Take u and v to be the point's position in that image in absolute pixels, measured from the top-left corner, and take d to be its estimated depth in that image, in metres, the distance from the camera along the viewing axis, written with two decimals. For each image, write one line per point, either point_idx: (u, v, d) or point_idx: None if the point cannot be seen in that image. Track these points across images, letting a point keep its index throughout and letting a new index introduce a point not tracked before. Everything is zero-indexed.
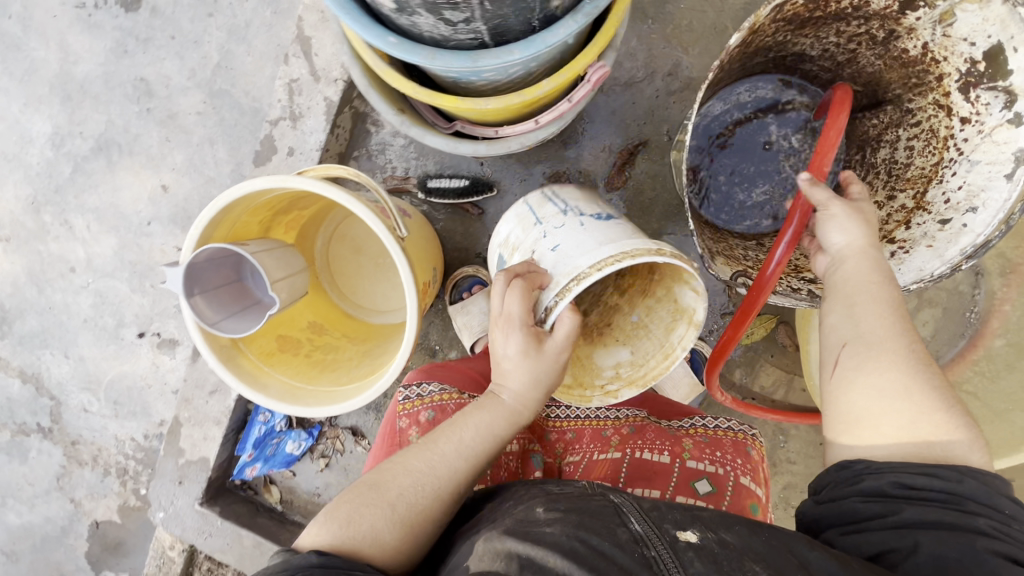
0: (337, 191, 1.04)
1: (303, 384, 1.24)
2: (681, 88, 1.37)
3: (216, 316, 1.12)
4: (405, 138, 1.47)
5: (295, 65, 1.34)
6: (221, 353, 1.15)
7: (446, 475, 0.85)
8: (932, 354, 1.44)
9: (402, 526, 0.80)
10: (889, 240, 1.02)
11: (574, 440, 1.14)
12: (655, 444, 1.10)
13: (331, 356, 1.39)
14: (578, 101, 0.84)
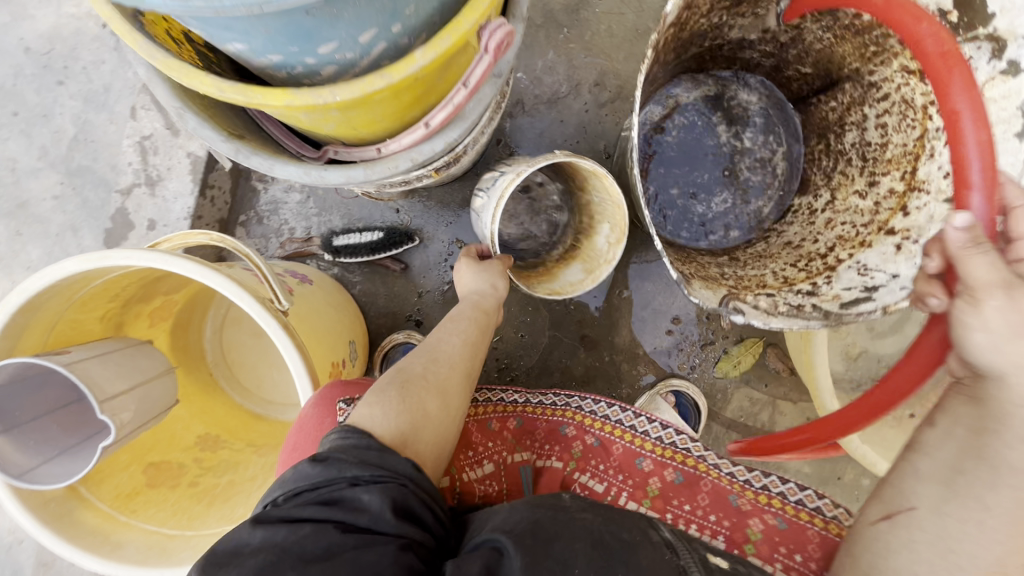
0: (179, 260, 0.75)
1: (178, 531, 0.91)
2: (611, 98, 1.21)
3: (30, 461, 0.80)
4: (301, 192, 1.23)
5: (146, 118, 1.09)
6: (45, 513, 0.81)
7: (458, 351, 0.91)
8: None
9: (439, 396, 0.84)
10: (886, 231, 0.86)
11: (597, 455, 0.94)
12: (706, 514, 0.88)
13: (226, 479, 1.06)
14: (479, 87, 0.55)
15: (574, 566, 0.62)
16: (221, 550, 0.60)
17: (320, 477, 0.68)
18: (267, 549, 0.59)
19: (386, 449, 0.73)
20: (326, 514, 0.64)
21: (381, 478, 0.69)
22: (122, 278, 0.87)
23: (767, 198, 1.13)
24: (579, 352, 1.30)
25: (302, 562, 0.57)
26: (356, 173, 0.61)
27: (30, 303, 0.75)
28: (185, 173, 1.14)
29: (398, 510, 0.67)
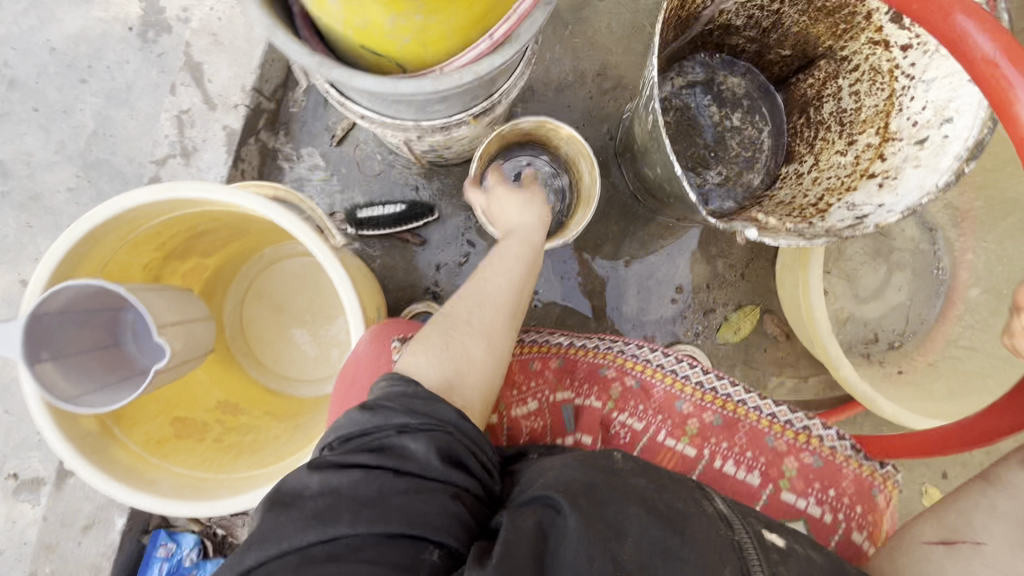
0: (242, 195, 0.80)
1: (209, 475, 0.91)
2: (613, 87, 1.34)
3: (74, 389, 0.81)
4: (325, 170, 1.30)
5: (184, 94, 1.15)
6: (83, 444, 0.82)
7: (507, 293, 0.87)
8: (917, 318, 1.39)
9: (485, 342, 0.83)
10: (869, 175, 0.99)
11: (637, 396, 0.98)
12: (744, 451, 0.94)
13: (249, 438, 1.05)
14: None
15: (629, 532, 0.64)
16: (280, 488, 0.65)
17: (370, 422, 0.70)
18: (324, 494, 0.64)
19: (433, 397, 0.74)
20: (377, 460, 0.67)
21: (429, 426, 0.71)
22: (173, 223, 0.91)
23: (756, 171, 1.26)
24: (590, 322, 1.37)
25: (357, 505, 0.62)
26: (428, 84, 0.67)
27: (93, 233, 0.79)
28: (220, 144, 1.16)
29: (445, 457, 0.69)
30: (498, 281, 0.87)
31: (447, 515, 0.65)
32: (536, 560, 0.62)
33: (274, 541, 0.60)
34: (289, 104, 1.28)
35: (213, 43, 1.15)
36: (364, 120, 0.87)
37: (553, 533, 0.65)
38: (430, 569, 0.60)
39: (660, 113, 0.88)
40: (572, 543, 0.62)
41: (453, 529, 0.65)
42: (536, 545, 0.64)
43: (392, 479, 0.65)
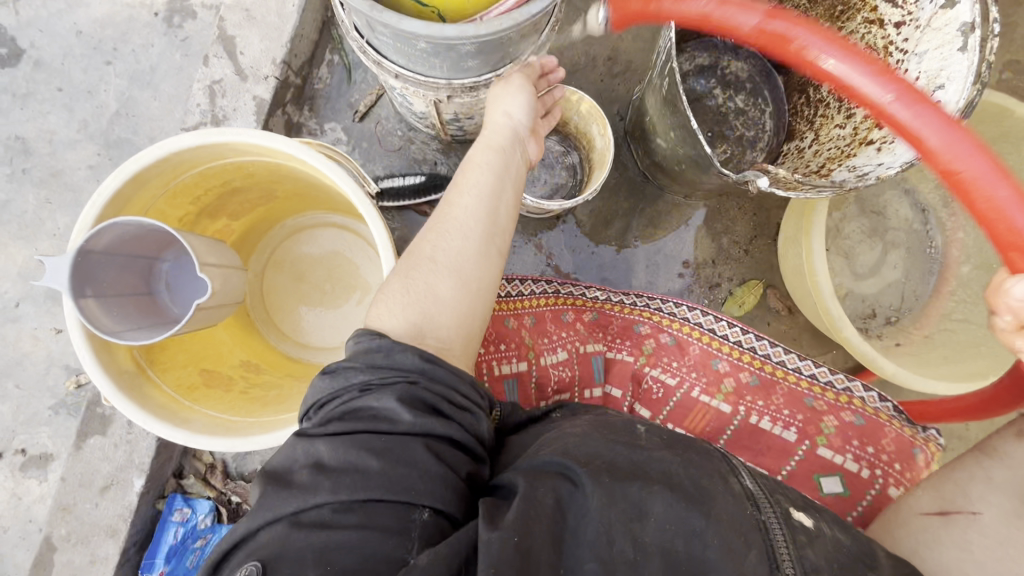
0: (285, 140, 0.84)
1: (238, 418, 0.93)
2: (623, 71, 1.42)
3: (117, 325, 0.83)
4: (348, 145, 1.35)
5: (217, 65, 1.20)
6: (121, 380, 0.84)
7: (470, 216, 0.87)
8: (912, 295, 1.45)
9: (453, 276, 0.85)
10: (868, 142, 1.05)
11: (671, 353, 1.15)
12: (780, 409, 1.10)
13: (273, 392, 1.07)
14: None
15: (652, 512, 0.71)
16: (271, 467, 0.72)
17: (334, 388, 0.77)
18: (308, 465, 0.70)
19: (390, 348, 0.78)
20: (348, 425, 0.73)
21: (391, 380, 0.76)
22: (211, 175, 0.95)
23: (759, 149, 1.33)
24: None
25: (336, 473, 0.68)
26: (470, 30, 0.72)
27: (141, 173, 0.83)
28: (250, 113, 1.21)
29: (413, 405, 0.74)
30: (460, 211, 0.88)
31: (428, 475, 0.71)
32: (554, 533, 0.69)
33: (266, 509, 0.67)
34: (314, 81, 1.34)
35: (246, 18, 1.20)
36: (399, 81, 0.93)
37: (571, 507, 0.72)
38: (421, 528, 0.67)
39: (678, 75, 0.97)
40: (593, 521, 0.69)
41: (438, 489, 0.70)
42: (557, 518, 0.70)
43: (367, 438, 0.71)
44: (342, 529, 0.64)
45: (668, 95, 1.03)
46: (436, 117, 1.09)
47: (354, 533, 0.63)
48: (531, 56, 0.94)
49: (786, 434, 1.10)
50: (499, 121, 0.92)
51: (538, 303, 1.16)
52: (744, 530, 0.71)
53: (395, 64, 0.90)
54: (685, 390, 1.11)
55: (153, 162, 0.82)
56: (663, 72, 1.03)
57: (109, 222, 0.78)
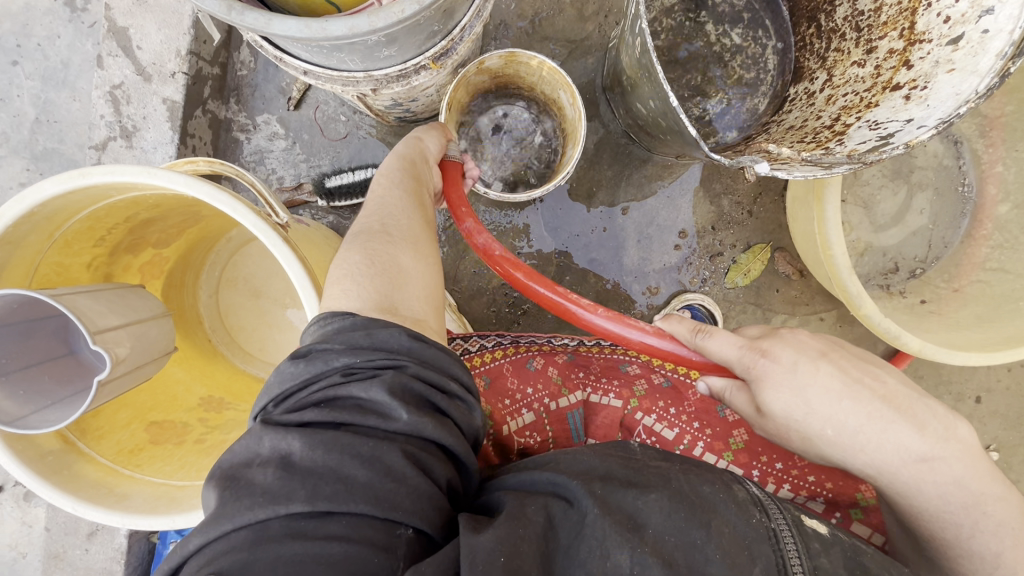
0: (166, 174, 0.73)
1: (186, 483, 0.86)
2: (596, 12, 1.20)
3: (21, 409, 0.78)
4: (286, 138, 1.18)
5: (114, 66, 1.02)
6: (42, 466, 0.78)
7: (405, 202, 0.78)
8: (940, 242, 1.28)
9: (411, 247, 0.74)
10: (892, 88, 0.88)
11: (666, 398, 0.97)
12: (805, 475, 0.89)
13: (233, 435, 0.99)
14: None
15: (648, 523, 0.60)
16: (229, 463, 0.55)
17: (310, 373, 0.60)
18: (273, 462, 0.54)
19: (373, 325, 0.63)
20: (327, 416, 0.57)
21: (378, 364, 0.60)
22: (104, 215, 0.84)
23: (762, 94, 1.13)
24: (589, 277, 1.28)
25: (312, 478, 0.53)
26: (363, 23, 0.57)
27: (6, 235, 0.73)
28: (163, 120, 1.06)
29: (405, 399, 0.59)
30: (390, 200, 0.78)
31: (418, 493, 0.56)
32: (543, 554, 0.56)
33: (223, 519, 0.51)
34: (236, 66, 1.16)
35: (136, 3, 1.02)
36: (308, 77, 0.76)
37: (564, 527, 0.60)
38: (408, 545, 0.53)
39: (649, 33, 0.75)
40: (589, 537, 0.58)
41: (426, 506, 0.56)
42: (547, 538, 0.58)
43: (350, 440, 0.55)
44: (321, 540, 0.50)
45: (642, 56, 0.82)
46: (368, 102, 0.92)
47: (338, 547, 0.50)
48: (466, 27, 0.77)
49: (811, 504, 0.88)
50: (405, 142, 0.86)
51: (495, 358, 1.02)
52: (747, 543, 0.60)
53: (297, 58, 0.73)
54: (685, 446, 0.93)
55: (16, 220, 0.72)
56: (634, 29, 0.83)
57: None
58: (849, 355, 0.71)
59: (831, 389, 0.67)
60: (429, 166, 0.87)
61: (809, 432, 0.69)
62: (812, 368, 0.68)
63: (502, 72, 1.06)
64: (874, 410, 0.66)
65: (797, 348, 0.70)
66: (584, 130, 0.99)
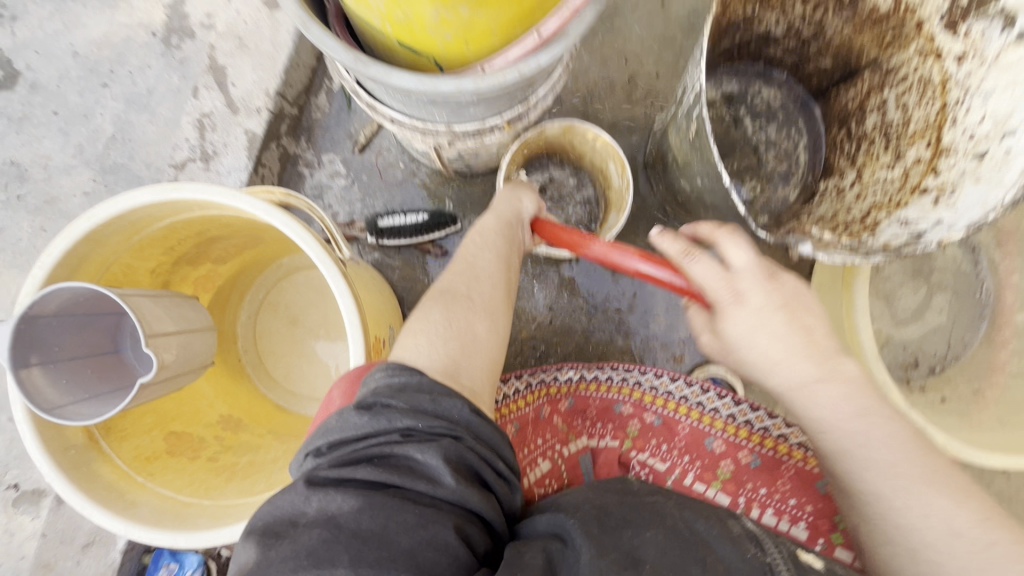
0: (246, 198, 0.79)
1: (193, 500, 0.87)
2: (643, 96, 1.32)
3: (61, 397, 0.80)
4: (346, 177, 1.27)
5: (207, 97, 1.15)
6: (64, 459, 0.80)
7: (495, 269, 0.83)
8: (959, 342, 1.32)
9: (488, 318, 0.78)
10: (920, 191, 0.95)
11: (659, 434, 1.06)
12: (786, 499, 0.99)
13: (247, 458, 1.00)
14: None
15: (645, 559, 0.59)
16: (273, 517, 0.57)
17: (372, 428, 0.61)
18: (319, 523, 0.55)
19: (439, 391, 0.65)
20: (380, 477, 0.58)
21: (438, 431, 0.62)
22: (179, 228, 0.89)
23: (792, 186, 1.21)
24: (615, 339, 1.31)
25: (356, 541, 0.53)
26: (468, 83, 0.64)
27: (93, 232, 0.78)
28: (241, 149, 1.15)
29: (458, 470, 0.61)
30: (479, 262, 0.83)
31: (459, 563, 0.57)
32: None
33: None
34: (312, 110, 1.25)
35: (239, 47, 1.15)
36: (393, 125, 0.85)
37: (564, 569, 0.60)
38: None
39: (707, 117, 0.82)
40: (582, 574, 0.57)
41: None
42: None
43: (403, 507, 0.56)
44: None
45: (695, 140, 0.91)
46: (436, 154, 1.00)
47: None
48: (541, 98, 0.85)
49: (795, 529, 0.97)
50: (506, 198, 0.93)
51: (512, 410, 1.05)
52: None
53: (389, 107, 0.82)
54: (677, 477, 1.02)
55: (107, 221, 0.78)
56: (689, 114, 0.91)
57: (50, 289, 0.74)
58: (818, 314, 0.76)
59: (780, 334, 0.73)
60: (523, 222, 0.92)
61: (745, 359, 0.77)
62: (764, 312, 0.74)
63: (560, 143, 1.16)
64: (824, 357, 0.73)
65: (767, 296, 0.74)
66: (630, 198, 1.06)
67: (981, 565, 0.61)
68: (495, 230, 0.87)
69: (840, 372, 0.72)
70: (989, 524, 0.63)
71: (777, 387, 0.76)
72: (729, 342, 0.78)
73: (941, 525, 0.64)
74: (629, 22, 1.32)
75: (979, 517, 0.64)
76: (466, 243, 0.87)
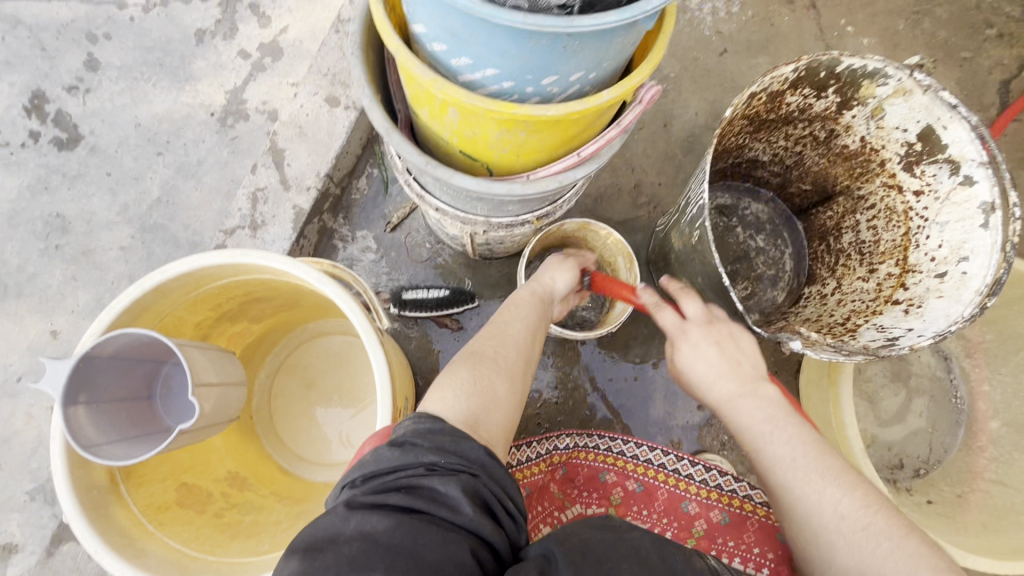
0: (305, 268, 0.86)
1: (199, 554, 0.86)
2: (646, 202, 1.49)
3: (100, 436, 0.81)
4: (376, 253, 1.38)
5: (263, 174, 1.28)
6: (86, 499, 0.79)
7: (522, 337, 0.93)
8: (939, 446, 1.39)
9: (508, 380, 0.86)
10: (893, 302, 1.08)
11: (640, 500, 1.09)
12: (750, 548, 1.00)
13: (251, 517, 0.99)
14: (628, 127, 0.73)
15: None
16: (312, 536, 0.60)
17: (400, 462, 0.67)
18: (357, 538, 0.58)
19: (458, 434, 0.72)
20: (408, 503, 0.63)
21: (456, 466, 0.67)
22: (233, 287, 0.98)
23: (780, 289, 1.35)
24: (616, 421, 1.37)
25: (390, 553, 0.56)
26: (518, 188, 0.77)
27: (162, 284, 0.85)
28: (288, 221, 1.27)
29: (474, 501, 0.65)
30: (507, 335, 0.92)
31: None
32: None
33: None
34: (352, 191, 1.40)
35: (298, 134, 1.30)
36: (438, 212, 0.98)
37: None
38: None
39: (709, 227, 0.96)
40: None
41: None
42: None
43: (426, 526, 0.60)
44: None
45: (696, 244, 1.04)
46: (467, 240, 1.13)
47: None
48: (568, 200, 0.98)
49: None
50: (541, 281, 1.07)
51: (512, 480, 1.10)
52: None
53: (436, 198, 0.94)
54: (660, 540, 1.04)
55: (177, 276, 0.85)
56: (692, 222, 1.04)
57: (117, 333, 0.79)
58: (747, 351, 0.98)
59: (713, 360, 0.97)
60: (554, 300, 1.07)
61: (691, 379, 1.01)
62: (700, 346, 0.98)
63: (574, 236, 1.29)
64: (750, 379, 0.95)
65: (705, 333, 0.99)
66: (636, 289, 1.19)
67: (858, 540, 0.74)
68: (528, 303, 1.01)
69: (760, 392, 0.93)
70: (870, 510, 0.76)
71: (714, 404, 0.97)
72: (684, 362, 1.01)
73: (829, 508, 0.78)
74: (635, 139, 1.52)
75: (861, 504, 0.77)
76: (502, 311, 0.98)
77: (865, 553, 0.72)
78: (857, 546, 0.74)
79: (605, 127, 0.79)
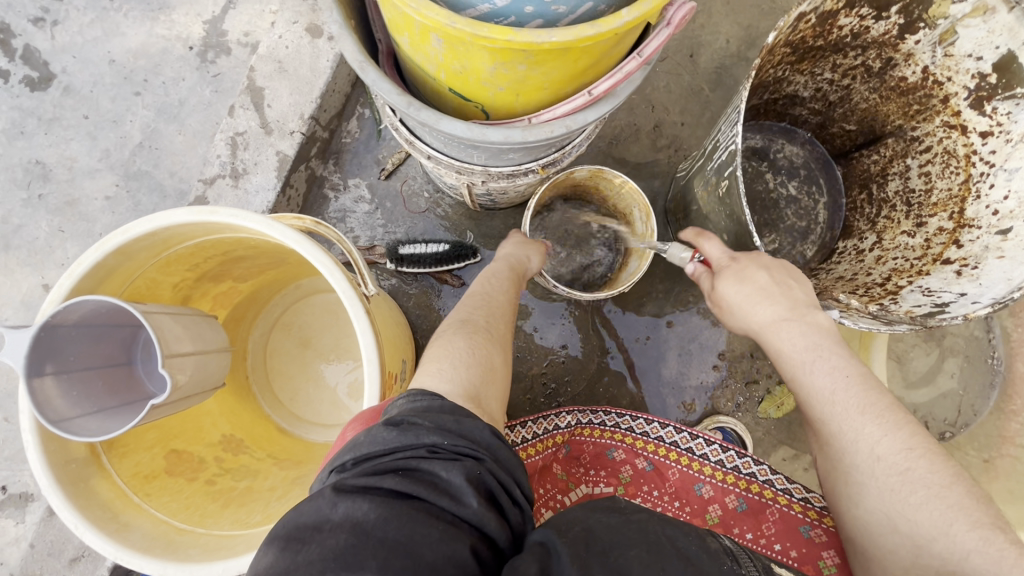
0: (281, 227, 0.78)
1: (187, 527, 0.83)
2: (667, 145, 1.35)
3: (71, 409, 0.77)
4: (370, 204, 1.28)
5: (242, 116, 1.16)
6: (63, 472, 0.76)
7: (507, 305, 0.90)
8: (969, 409, 1.32)
9: (503, 349, 0.81)
10: (944, 261, 0.96)
11: (650, 480, 1.04)
12: (770, 543, 0.94)
13: (245, 483, 0.96)
14: (649, 56, 0.60)
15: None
16: (296, 523, 0.54)
17: (396, 443, 0.60)
18: (346, 526, 0.52)
19: (460, 413, 0.64)
20: (405, 488, 0.56)
21: (461, 450, 0.61)
22: (208, 246, 0.90)
23: (811, 243, 1.22)
24: (626, 381, 1.31)
25: (384, 548, 0.51)
26: (517, 134, 0.66)
27: (125, 246, 0.77)
28: (271, 169, 1.17)
29: (479, 491, 0.59)
30: (494, 300, 0.89)
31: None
32: None
33: None
34: (342, 134, 1.28)
35: (278, 70, 1.17)
36: (430, 161, 0.86)
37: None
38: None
39: (741, 178, 0.83)
40: None
41: None
42: None
43: (425, 519, 0.54)
44: None
45: (724, 196, 0.92)
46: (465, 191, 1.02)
47: None
48: (578, 146, 0.86)
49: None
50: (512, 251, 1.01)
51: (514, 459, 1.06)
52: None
53: (427, 144, 0.83)
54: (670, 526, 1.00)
55: (140, 236, 0.77)
56: (720, 170, 0.92)
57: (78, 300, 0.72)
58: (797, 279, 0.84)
59: (760, 283, 0.82)
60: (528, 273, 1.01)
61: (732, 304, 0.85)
62: (749, 269, 0.83)
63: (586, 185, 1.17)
64: (798, 305, 0.81)
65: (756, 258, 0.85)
66: (652, 246, 1.08)
67: (892, 485, 0.68)
68: (500, 273, 0.95)
69: (810, 317, 0.80)
70: (913, 454, 0.68)
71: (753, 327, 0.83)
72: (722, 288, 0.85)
73: (867, 449, 0.70)
74: (657, 72, 1.35)
75: (904, 446, 0.68)
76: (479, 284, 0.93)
77: (896, 499, 0.67)
78: (889, 490, 0.68)
79: (623, 57, 0.66)
